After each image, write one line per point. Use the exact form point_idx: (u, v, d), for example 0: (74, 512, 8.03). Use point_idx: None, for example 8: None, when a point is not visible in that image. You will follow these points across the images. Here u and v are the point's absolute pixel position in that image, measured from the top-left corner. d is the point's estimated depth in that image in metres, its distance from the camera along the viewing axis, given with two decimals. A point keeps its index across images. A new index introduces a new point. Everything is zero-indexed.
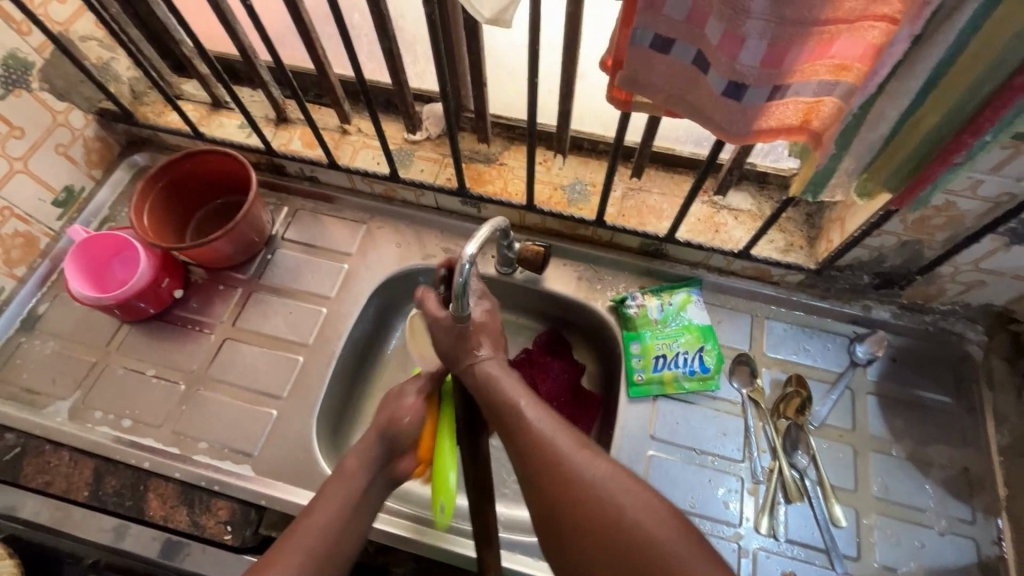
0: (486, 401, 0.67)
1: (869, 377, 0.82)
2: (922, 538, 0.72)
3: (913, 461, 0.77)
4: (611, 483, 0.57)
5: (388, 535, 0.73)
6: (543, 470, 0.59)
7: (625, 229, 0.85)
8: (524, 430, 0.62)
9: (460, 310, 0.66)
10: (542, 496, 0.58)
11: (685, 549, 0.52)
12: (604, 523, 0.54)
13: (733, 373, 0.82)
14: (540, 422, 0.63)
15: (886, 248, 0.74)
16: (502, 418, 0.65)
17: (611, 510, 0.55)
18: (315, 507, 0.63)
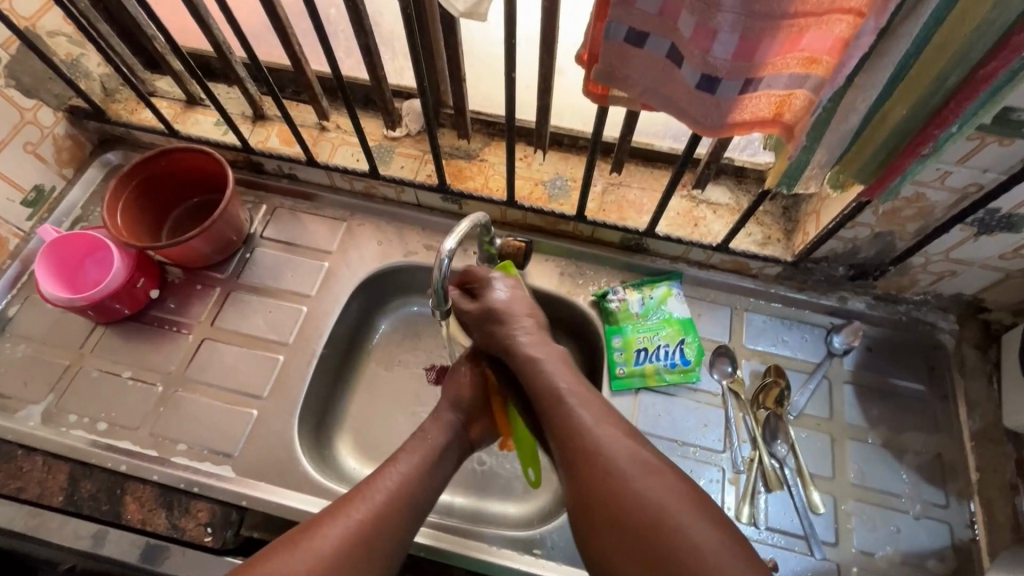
0: None
1: (845, 366, 0.84)
2: (898, 523, 0.74)
3: (889, 448, 0.78)
4: (654, 480, 0.56)
5: (420, 548, 0.71)
6: (584, 465, 0.58)
7: (606, 223, 0.86)
8: (564, 419, 0.62)
9: (440, 303, 0.68)
10: (580, 492, 0.58)
11: (721, 552, 0.51)
12: (639, 522, 0.54)
13: (714, 365, 0.83)
14: (578, 409, 0.62)
15: (860, 239, 0.75)
16: (544, 408, 0.64)
17: (648, 509, 0.54)
18: (372, 483, 0.63)
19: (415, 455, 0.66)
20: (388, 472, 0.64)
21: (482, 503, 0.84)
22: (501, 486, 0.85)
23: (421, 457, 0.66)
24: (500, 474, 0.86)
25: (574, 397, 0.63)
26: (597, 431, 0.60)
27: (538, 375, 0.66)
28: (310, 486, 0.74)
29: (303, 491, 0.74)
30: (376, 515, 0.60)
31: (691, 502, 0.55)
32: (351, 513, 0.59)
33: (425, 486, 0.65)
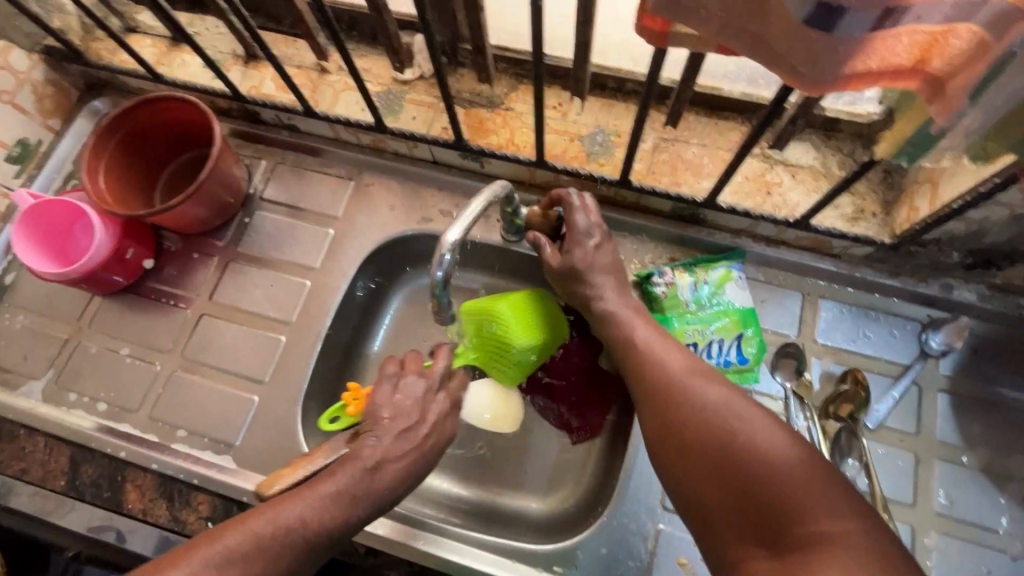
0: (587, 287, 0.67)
1: (940, 371, 0.69)
2: (990, 563, 0.62)
3: (987, 474, 0.65)
4: (779, 456, 0.45)
5: (378, 541, 0.65)
6: (682, 447, 0.51)
7: (655, 190, 0.71)
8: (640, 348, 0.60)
9: (441, 309, 0.58)
10: (680, 467, 0.51)
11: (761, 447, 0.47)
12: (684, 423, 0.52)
13: (776, 366, 0.70)
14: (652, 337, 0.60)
15: (991, 221, 0.58)
16: (643, 385, 0.57)
17: (703, 422, 0.50)
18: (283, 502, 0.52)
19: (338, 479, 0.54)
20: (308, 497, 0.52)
21: (488, 495, 0.78)
22: (510, 478, 0.79)
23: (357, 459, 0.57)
24: (508, 466, 0.79)
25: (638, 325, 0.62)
26: (710, 401, 0.51)
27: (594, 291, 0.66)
28: None
29: None
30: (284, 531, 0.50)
31: (821, 486, 0.43)
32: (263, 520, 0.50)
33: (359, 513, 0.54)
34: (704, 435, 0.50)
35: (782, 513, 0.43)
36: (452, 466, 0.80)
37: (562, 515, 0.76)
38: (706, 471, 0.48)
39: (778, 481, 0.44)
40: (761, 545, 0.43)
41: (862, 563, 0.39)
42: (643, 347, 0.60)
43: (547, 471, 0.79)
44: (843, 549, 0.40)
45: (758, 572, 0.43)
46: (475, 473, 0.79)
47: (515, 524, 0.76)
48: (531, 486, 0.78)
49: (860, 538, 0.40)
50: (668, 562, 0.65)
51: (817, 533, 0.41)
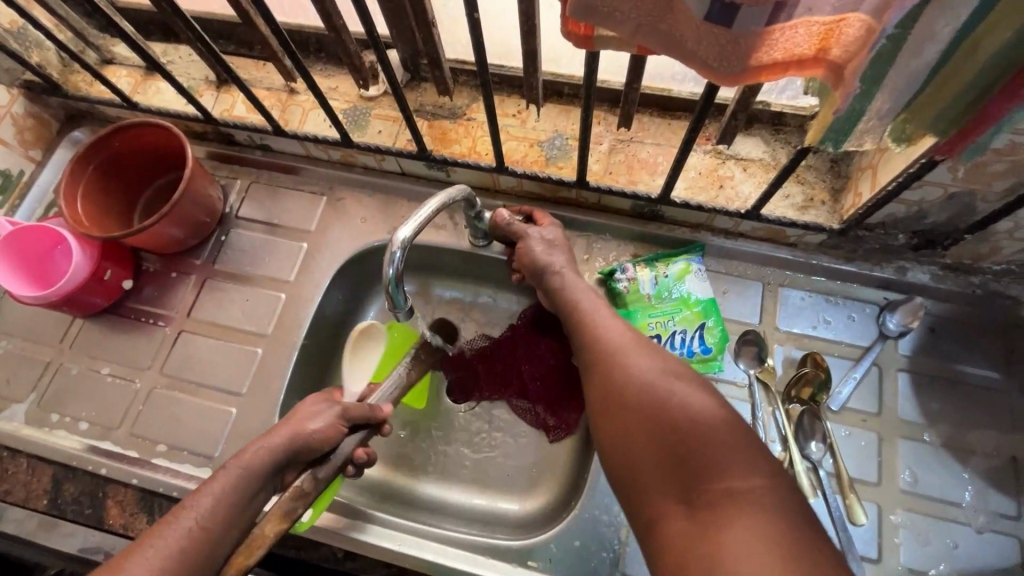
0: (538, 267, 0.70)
1: (900, 351, 0.71)
2: (956, 537, 0.63)
3: (950, 449, 0.67)
4: (708, 421, 0.48)
5: (353, 544, 0.66)
6: (620, 412, 0.53)
7: (613, 189, 0.73)
8: (585, 321, 0.63)
9: (396, 304, 0.59)
10: (615, 434, 0.53)
11: (690, 409, 0.50)
12: (619, 387, 0.54)
13: (739, 354, 0.71)
14: (598, 310, 0.64)
15: (928, 202, 0.60)
16: (588, 359, 0.59)
17: (639, 386, 0.53)
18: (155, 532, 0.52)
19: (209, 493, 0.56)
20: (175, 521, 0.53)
21: (469, 496, 0.79)
22: (489, 479, 0.80)
23: (243, 471, 0.59)
24: (488, 465, 0.81)
25: (586, 303, 0.65)
26: (646, 369, 0.54)
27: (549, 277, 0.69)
28: None
29: None
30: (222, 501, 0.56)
31: (743, 449, 0.46)
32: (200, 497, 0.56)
33: (230, 524, 0.56)
34: (637, 399, 0.52)
35: (706, 473, 0.45)
36: (433, 469, 0.81)
37: (541, 513, 0.77)
38: (637, 435, 0.51)
39: (704, 441, 0.47)
40: (679, 502, 0.46)
41: (772, 518, 0.41)
42: (588, 320, 0.63)
43: (526, 470, 0.80)
44: (759, 507, 0.42)
45: (677, 530, 0.44)
46: (455, 476, 0.81)
47: (494, 524, 0.77)
48: (509, 485, 0.79)
49: (772, 499, 0.43)
50: (637, 554, 0.65)
51: (737, 492, 0.44)
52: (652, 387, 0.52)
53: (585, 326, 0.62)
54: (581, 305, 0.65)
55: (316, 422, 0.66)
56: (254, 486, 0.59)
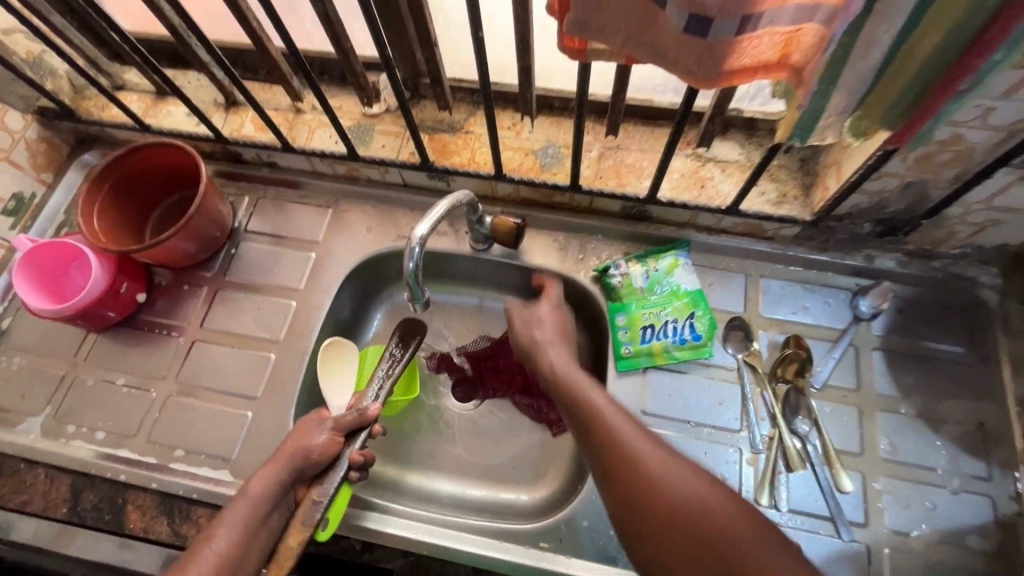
0: (533, 342, 0.76)
1: (874, 331, 0.77)
2: (934, 499, 0.68)
3: (924, 419, 0.72)
4: (732, 519, 0.51)
5: (369, 534, 0.68)
6: (647, 518, 0.54)
7: (603, 191, 0.79)
8: (586, 412, 0.64)
9: (416, 298, 0.65)
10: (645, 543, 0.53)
11: (716, 507, 0.52)
12: (639, 488, 0.55)
13: (727, 339, 0.77)
14: (596, 395, 0.65)
15: (887, 191, 0.67)
16: (598, 458, 0.60)
17: (656, 488, 0.55)
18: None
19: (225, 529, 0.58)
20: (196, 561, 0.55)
21: (478, 489, 0.82)
22: (497, 473, 0.83)
23: (259, 494, 0.61)
24: (495, 459, 0.84)
25: (585, 391, 0.66)
26: (658, 466, 0.56)
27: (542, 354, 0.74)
28: None
29: None
30: (241, 530, 0.58)
31: (771, 541, 0.49)
32: (219, 529, 0.57)
33: (248, 549, 0.58)
34: (660, 503, 0.54)
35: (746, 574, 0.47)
36: (443, 465, 0.84)
37: (548, 501, 0.80)
38: (669, 541, 0.52)
39: (736, 541, 0.49)
40: None
41: None
42: (591, 410, 0.64)
43: (531, 461, 0.84)
44: None
45: None
46: (464, 472, 0.84)
47: (503, 514, 0.80)
48: (516, 477, 0.83)
49: None
50: None
51: None
52: (670, 484, 0.55)
53: (589, 416, 0.63)
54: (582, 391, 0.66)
55: (321, 427, 0.67)
56: (266, 510, 0.61)
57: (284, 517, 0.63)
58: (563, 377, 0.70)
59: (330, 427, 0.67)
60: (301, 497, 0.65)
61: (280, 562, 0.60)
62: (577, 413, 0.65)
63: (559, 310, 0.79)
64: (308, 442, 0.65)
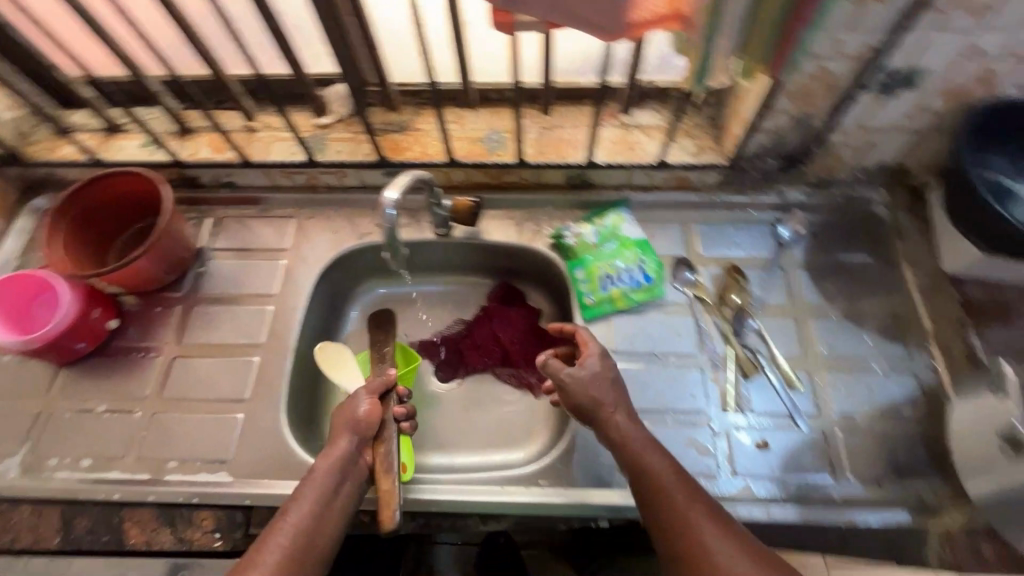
0: (592, 402, 0.68)
1: (796, 254, 0.88)
2: (869, 382, 0.79)
3: (849, 318, 0.83)
4: None
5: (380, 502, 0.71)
6: None
7: (547, 164, 0.88)
8: (647, 479, 0.62)
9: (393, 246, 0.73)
10: None
11: None
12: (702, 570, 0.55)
13: (675, 277, 0.86)
14: (657, 461, 0.63)
15: (782, 128, 0.79)
16: (660, 526, 0.59)
17: None
18: (265, 543, 0.57)
19: (308, 501, 0.60)
20: (280, 528, 0.58)
21: (474, 457, 0.87)
22: (489, 439, 0.88)
23: (327, 473, 0.64)
24: (485, 426, 0.89)
25: (648, 452, 0.64)
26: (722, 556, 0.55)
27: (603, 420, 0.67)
28: None
29: None
30: (317, 503, 0.61)
31: None
32: (296, 502, 0.60)
33: (328, 520, 0.60)
34: None
35: None
36: (437, 441, 0.88)
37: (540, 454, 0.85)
38: None
39: None
40: None
41: None
42: (651, 475, 0.62)
43: (519, 423, 0.89)
44: None
45: None
46: (458, 444, 0.88)
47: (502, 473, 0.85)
48: (508, 439, 0.88)
49: None
50: None
51: None
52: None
53: (654, 486, 0.61)
54: (643, 457, 0.64)
55: (362, 397, 0.72)
56: (337, 481, 0.64)
57: (359, 483, 0.66)
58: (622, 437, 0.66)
59: (368, 395, 0.72)
60: (371, 458, 0.69)
61: (387, 504, 0.67)
62: (635, 477, 0.63)
63: (608, 367, 0.72)
64: (354, 414, 0.70)
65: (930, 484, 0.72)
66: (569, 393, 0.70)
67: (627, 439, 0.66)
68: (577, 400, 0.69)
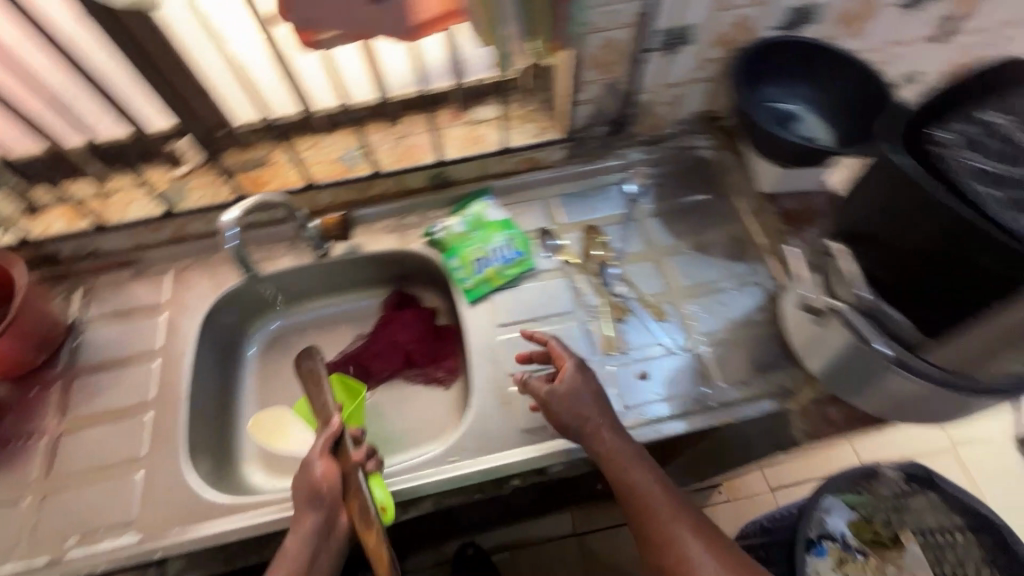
0: (577, 418, 0.70)
1: (645, 205, 0.98)
2: (725, 300, 0.88)
3: (699, 250, 0.93)
4: None
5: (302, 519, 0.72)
6: None
7: (405, 169, 0.93)
8: (636, 497, 0.65)
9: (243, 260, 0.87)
10: None
11: None
12: None
13: (543, 247, 0.93)
14: (645, 478, 0.66)
15: (600, 97, 0.89)
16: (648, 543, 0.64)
17: None
18: None
19: None
20: None
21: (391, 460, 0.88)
22: (405, 441, 0.90)
23: (296, 549, 0.62)
24: (400, 429, 0.91)
25: (635, 467, 0.66)
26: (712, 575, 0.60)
27: (596, 434, 0.69)
28: (224, 509, 0.74)
29: (217, 518, 0.73)
30: None
31: None
32: None
33: None
34: None
35: None
36: None
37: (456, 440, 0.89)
38: None
39: None
40: None
41: None
42: (638, 490, 0.65)
43: (432, 418, 0.92)
44: None
45: None
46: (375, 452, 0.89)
47: None
48: (425, 436, 0.91)
49: None
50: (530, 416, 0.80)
51: None
52: None
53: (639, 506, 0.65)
54: (630, 474, 0.66)
55: (314, 458, 0.69)
56: (310, 552, 0.63)
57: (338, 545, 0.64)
58: (612, 459, 0.67)
59: (318, 457, 0.69)
60: (346, 517, 0.66)
61: (378, 557, 0.62)
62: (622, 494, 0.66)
63: (587, 376, 0.74)
64: (310, 480, 0.67)
65: (788, 373, 0.81)
66: (551, 408, 0.71)
67: (613, 458, 0.67)
68: (564, 413, 0.70)
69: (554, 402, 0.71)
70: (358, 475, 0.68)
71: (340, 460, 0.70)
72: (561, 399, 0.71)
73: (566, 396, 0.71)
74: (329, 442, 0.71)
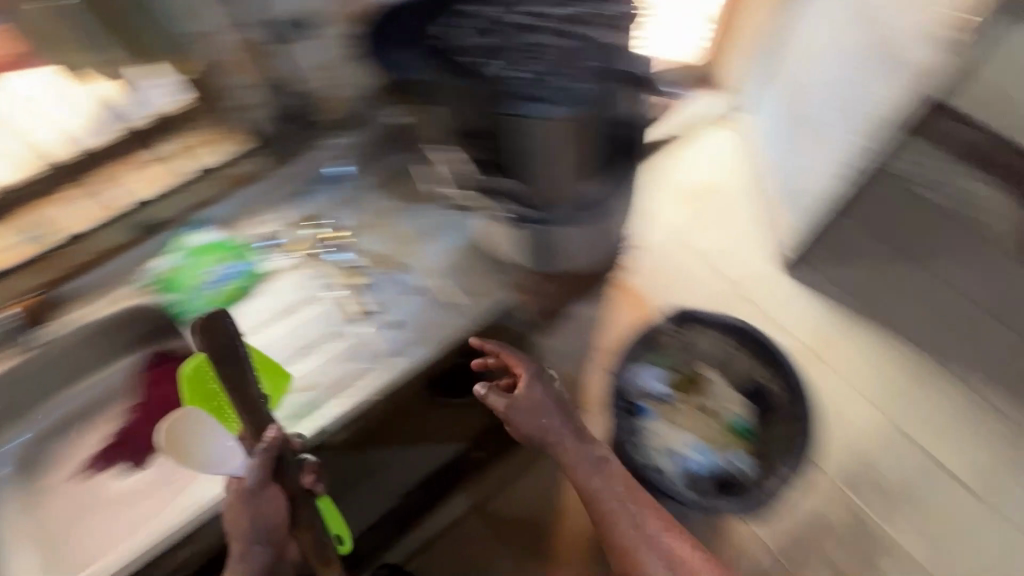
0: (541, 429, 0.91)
1: (353, 179, 1.06)
2: (444, 238, 1.00)
3: (411, 206, 1.04)
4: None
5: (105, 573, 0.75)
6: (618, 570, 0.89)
7: (97, 223, 0.93)
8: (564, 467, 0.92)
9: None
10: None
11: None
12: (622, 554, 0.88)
13: (269, 252, 1.00)
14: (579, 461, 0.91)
15: (250, 94, 0.95)
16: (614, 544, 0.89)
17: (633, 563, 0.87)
18: None
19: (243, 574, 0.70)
20: None
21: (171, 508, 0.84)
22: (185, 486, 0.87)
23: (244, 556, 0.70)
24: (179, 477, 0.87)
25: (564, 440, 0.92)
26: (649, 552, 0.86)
27: (536, 420, 0.90)
28: None
29: None
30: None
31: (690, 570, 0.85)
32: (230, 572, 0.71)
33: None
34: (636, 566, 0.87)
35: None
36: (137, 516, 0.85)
37: None
38: None
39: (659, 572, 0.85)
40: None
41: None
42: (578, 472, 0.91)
43: None
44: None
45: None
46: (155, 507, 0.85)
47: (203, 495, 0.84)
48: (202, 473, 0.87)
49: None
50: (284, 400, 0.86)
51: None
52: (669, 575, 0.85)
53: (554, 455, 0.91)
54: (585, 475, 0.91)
55: (245, 493, 0.68)
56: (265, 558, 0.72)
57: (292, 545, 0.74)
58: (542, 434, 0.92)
59: (256, 490, 0.68)
60: (296, 530, 0.73)
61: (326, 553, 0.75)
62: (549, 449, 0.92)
63: (540, 384, 0.93)
64: (255, 515, 0.69)
65: (497, 276, 0.97)
66: (513, 422, 0.91)
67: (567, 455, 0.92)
68: (522, 422, 0.90)
69: (525, 428, 0.90)
70: (303, 503, 0.72)
71: (280, 484, 0.70)
72: (527, 419, 0.90)
73: (530, 414, 0.90)
74: (266, 470, 0.68)
